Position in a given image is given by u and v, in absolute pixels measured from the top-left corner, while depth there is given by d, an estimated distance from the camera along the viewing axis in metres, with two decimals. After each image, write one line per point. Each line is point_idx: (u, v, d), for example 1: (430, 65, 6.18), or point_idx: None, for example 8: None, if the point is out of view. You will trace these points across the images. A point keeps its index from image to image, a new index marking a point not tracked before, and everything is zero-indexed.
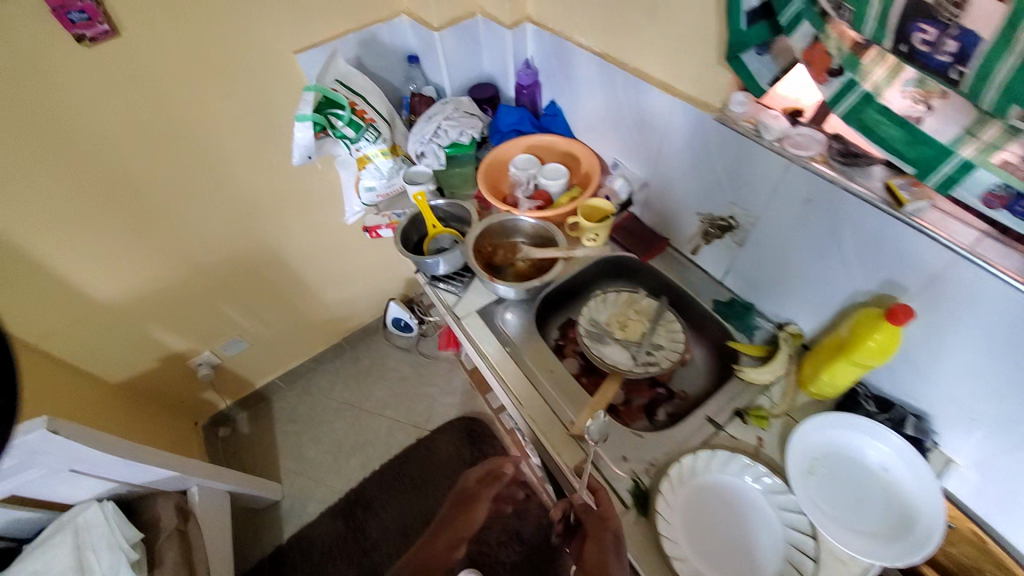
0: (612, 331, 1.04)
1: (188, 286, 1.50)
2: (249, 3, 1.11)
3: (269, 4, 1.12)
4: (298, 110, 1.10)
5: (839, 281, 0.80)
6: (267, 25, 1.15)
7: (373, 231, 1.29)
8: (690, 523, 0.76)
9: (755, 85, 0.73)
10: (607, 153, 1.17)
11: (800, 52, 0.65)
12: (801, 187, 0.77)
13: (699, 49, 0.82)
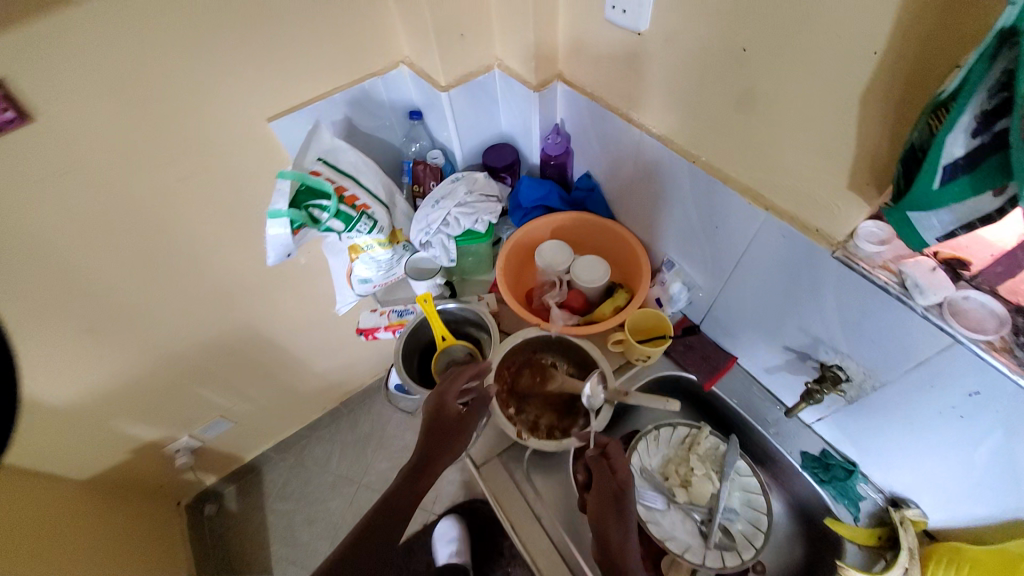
0: (670, 488, 0.83)
1: (155, 379, 1.23)
2: (209, 67, 0.84)
3: (236, 67, 0.86)
4: (271, 204, 0.86)
5: (1001, 490, 0.59)
6: (235, 89, 0.89)
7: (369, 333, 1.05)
8: None
9: (915, 241, 0.50)
10: (656, 246, 0.95)
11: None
12: (965, 375, 0.55)
13: (817, 166, 0.59)
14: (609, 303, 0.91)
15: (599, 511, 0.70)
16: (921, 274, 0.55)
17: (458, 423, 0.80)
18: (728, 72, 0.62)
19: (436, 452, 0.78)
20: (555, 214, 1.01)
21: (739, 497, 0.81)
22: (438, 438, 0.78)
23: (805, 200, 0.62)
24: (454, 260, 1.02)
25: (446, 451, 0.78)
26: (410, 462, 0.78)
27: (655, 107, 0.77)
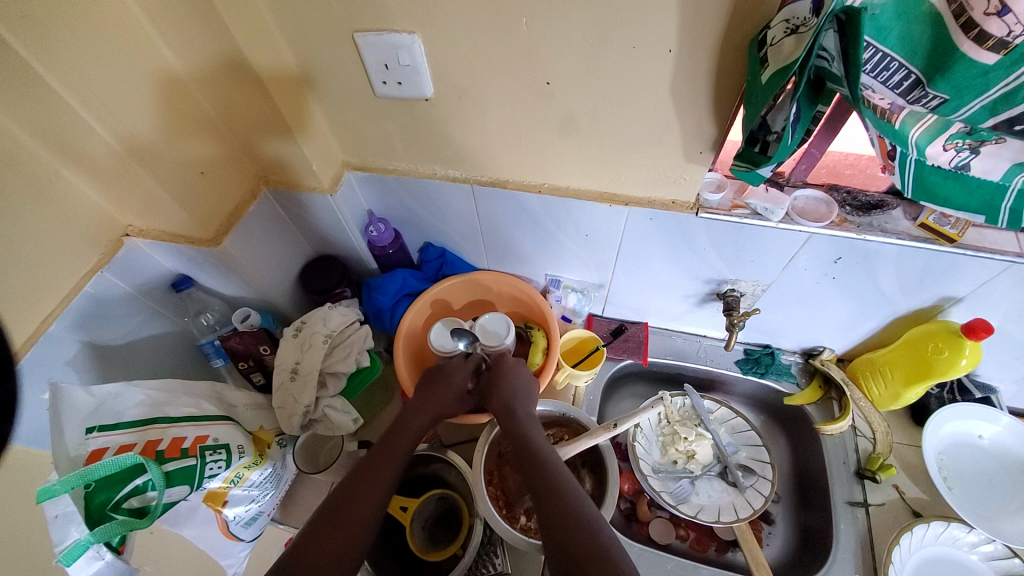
0: (683, 467, 0.87)
1: None
2: None
3: None
4: (63, 538, 0.57)
5: (875, 308, 0.77)
6: None
7: None
8: None
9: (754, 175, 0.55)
10: (533, 273, 0.93)
11: (872, 103, 0.48)
12: (828, 250, 0.68)
13: (659, 152, 0.63)
14: (536, 350, 0.86)
15: (525, 444, 0.64)
16: (764, 198, 0.66)
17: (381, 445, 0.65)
18: (545, 102, 0.60)
19: (353, 491, 0.58)
20: (421, 296, 0.89)
21: (726, 430, 0.90)
22: (359, 474, 0.60)
23: (658, 180, 0.67)
24: (358, 415, 0.81)
25: (419, 416, 0.70)
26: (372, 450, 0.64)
27: (481, 158, 0.72)
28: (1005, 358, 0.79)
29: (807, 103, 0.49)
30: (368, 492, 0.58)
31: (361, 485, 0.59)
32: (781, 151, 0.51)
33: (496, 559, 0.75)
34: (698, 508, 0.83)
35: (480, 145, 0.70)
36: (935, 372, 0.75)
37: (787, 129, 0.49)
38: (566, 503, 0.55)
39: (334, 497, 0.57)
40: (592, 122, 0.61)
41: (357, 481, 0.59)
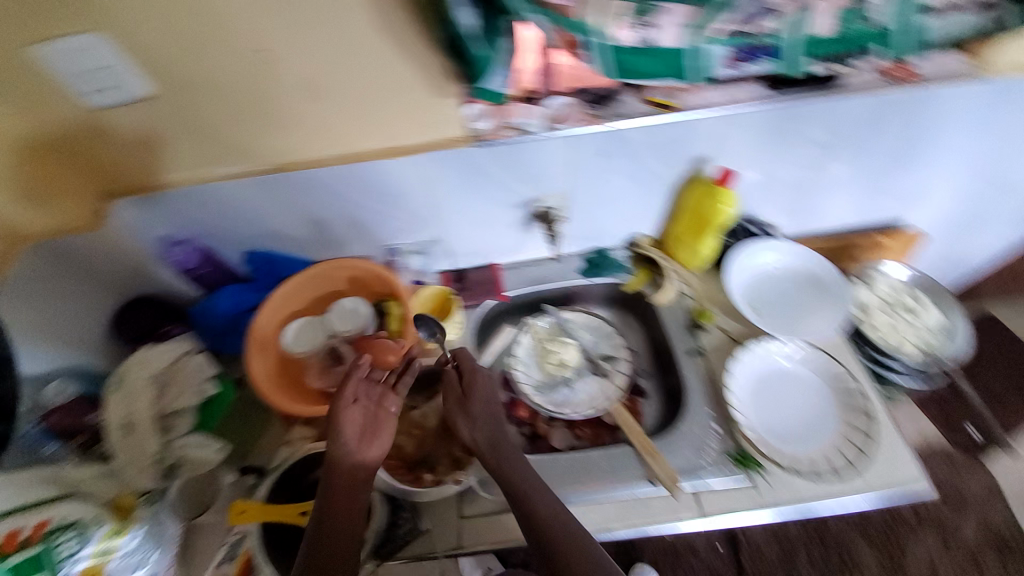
0: (559, 376, 0.94)
1: None
2: None
3: None
4: None
5: (657, 184, 0.88)
6: None
7: None
8: (762, 404, 0.83)
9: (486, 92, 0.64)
10: (369, 250, 0.94)
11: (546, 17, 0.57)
12: (590, 144, 0.78)
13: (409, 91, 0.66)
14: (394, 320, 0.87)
15: (511, 470, 0.69)
16: (523, 113, 0.72)
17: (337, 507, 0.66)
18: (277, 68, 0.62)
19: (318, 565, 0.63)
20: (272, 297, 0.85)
21: (589, 331, 0.99)
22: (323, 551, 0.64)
23: (424, 118, 0.70)
24: (222, 443, 0.81)
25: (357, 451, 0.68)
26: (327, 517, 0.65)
27: (254, 144, 0.71)
28: (764, 194, 0.95)
29: (487, 15, 0.56)
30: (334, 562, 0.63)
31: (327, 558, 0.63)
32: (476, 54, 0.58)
33: (406, 514, 0.75)
34: (577, 405, 0.91)
35: (246, 133, 0.69)
36: (715, 224, 0.88)
37: (473, 29, 0.56)
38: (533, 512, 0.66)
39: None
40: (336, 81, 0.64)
41: (328, 549, 0.64)
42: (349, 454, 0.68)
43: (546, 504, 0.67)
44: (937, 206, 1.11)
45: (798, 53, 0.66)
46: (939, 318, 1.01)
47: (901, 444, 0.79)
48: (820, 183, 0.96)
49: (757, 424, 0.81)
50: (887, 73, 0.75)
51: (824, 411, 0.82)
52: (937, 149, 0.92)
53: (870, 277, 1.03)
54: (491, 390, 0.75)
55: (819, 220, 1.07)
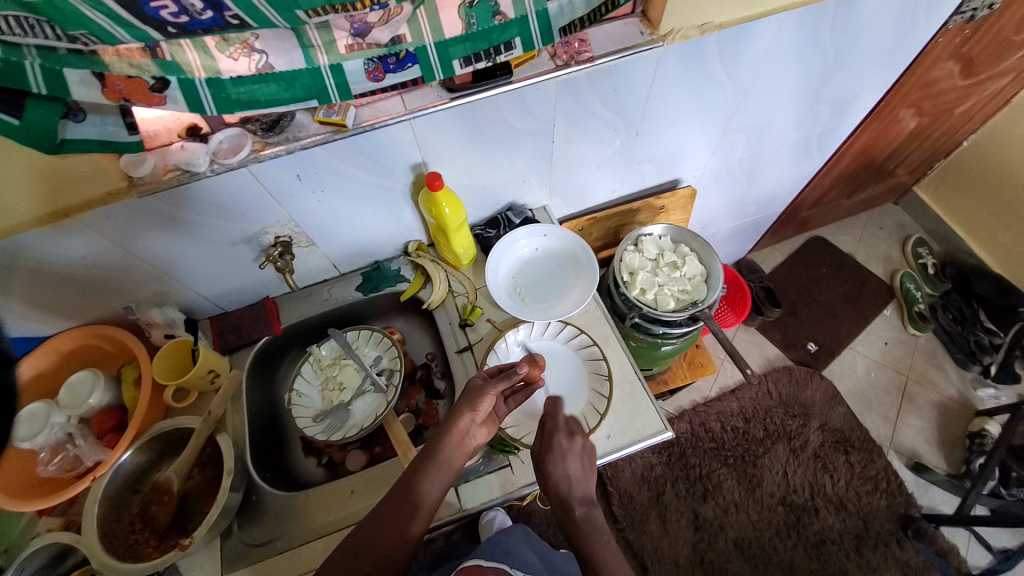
0: (339, 398, 0.94)
1: None
2: None
3: None
4: None
5: (392, 196, 0.88)
6: None
7: None
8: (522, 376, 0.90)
9: (122, 146, 0.63)
10: (107, 312, 0.89)
11: (105, 93, 0.55)
12: (284, 172, 0.75)
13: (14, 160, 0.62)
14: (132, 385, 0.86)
15: (561, 499, 0.71)
16: (182, 155, 0.69)
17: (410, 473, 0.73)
18: None
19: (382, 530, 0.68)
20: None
21: (372, 348, 0.99)
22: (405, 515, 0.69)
23: (65, 183, 0.67)
24: None
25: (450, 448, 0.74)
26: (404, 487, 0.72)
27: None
28: (514, 183, 0.98)
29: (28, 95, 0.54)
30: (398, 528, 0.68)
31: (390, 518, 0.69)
32: (24, 122, 0.55)
33: None
34: (355, 427, 0.91)
35: None
36: (450, 228, 0.88)
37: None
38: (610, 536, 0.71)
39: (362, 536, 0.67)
40: None
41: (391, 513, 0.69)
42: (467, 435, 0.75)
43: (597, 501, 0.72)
44: (699, 159, 1.17)
45: (443, 55, 0.66)
46: (703, 266, 1.08)
47: (642, 397, 0.86)
48: (564, 162, 0.98)
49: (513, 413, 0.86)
50: (552, 56, 0.78)
51: (571, 380, 0.89)
52: (657, 113, 0.96)
53: (636, 240, 1.11)
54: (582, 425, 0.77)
55: (588, 193, 1.12)
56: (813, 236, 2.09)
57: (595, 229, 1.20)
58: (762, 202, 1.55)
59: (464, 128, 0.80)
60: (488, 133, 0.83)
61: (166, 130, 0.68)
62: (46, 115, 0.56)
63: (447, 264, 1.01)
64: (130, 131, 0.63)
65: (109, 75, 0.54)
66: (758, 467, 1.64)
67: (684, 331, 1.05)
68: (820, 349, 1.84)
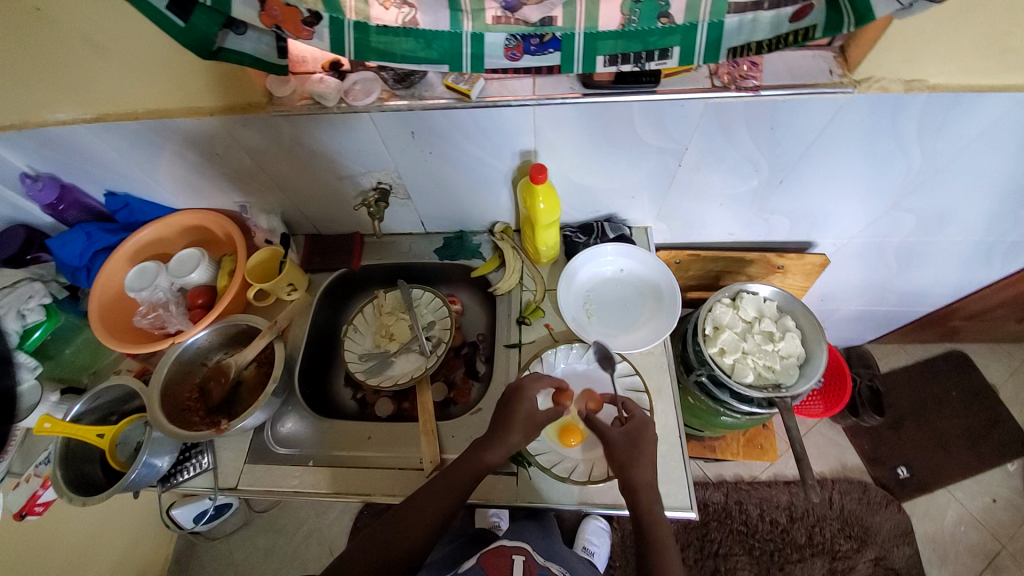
0: (386, 348, 0.98)
1: None
2: None
3: None
4: None
5: (492, 174, 0.86)
6: None
7: (32, 507, 0.94)
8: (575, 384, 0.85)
9: (270, 66, 0.66)
10: (224, 204, 1.01)
11: (262, 18, 0.57)
12: (400, 126, 0.76)
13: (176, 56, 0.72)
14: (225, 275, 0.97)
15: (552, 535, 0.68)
16: (318, 86, 0.73)
17: (450, 471, 0.74)
18: (59, 26, 0.69)
19: (416, 514, 0.72)
20: (127, 248, 0.96)
21: (429, 310, 1.01)
22: (435, 508, 0.72)
23: (212, 84, 0.76)
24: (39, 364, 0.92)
25: (469, 462, 0.74)
26: (440, 477, 0.74)
27: (85, 84, 0.77)
28: (623, 196, 0.91)
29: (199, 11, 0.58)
30: (423, 518, 0.71)
31: (423, 508, 0.72)
32: (187, 25, 0.59)
33: (204, 458, 0.87)
34: (391, 379, 0.95)
35: (67, 84, 0.78)
36: (540, 222, 0.85)
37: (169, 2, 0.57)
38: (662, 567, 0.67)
39: (399, 513, 0.73)
40: (122, 48, 0.73)
41: (428, 503, 0.72)
42: (481, 449, 0.74)
43: (648, 526, 0.68)
44: (844, 228, 0.99)
45: (589, 48, 0.60)
46: (803, 348, 0.93)
47: (678, 467, 0.78)
48: (684, 189, 0.89)
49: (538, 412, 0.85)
50: (712, 74, 0.69)
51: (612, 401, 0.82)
52: (813, 166, 0.82)
53: (735, 295, 0.99)
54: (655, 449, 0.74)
55: (697, 229, 1.01)
56: (954, 349, 1.73)
57: (691, 268, 1.10)
58: (905, 294, 1.30)
59: (590, 129, 0.75)
60: (612, 138, 0.77)
61: (312, 59, 0.74)
62: (207, 25, 0.59)
63: (526, 257, 0.99)
64: (279, 55, 0.67)
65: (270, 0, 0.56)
66: (784, 573, 1.46)
67: (753, 412, 0.93)
68: (910, 477, 1.56)
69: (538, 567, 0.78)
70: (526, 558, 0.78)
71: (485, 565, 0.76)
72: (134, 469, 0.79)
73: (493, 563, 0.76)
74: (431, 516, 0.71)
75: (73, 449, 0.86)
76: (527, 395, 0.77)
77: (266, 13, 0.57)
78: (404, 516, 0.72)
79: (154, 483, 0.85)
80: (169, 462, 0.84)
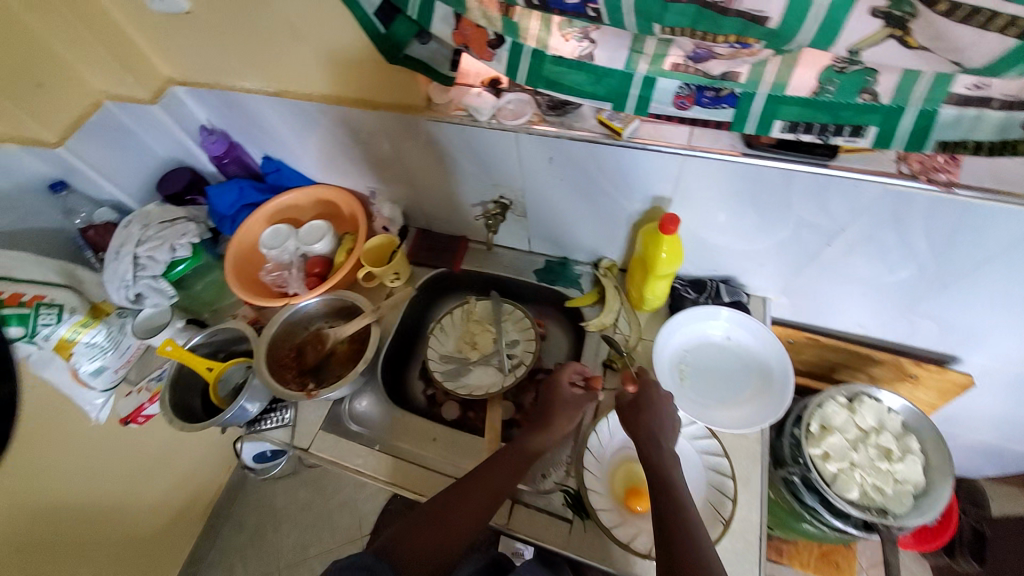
0: (467, 355, 1.00)
1: None
2: None
3: None
4: None
5: (616, 212, 0.84)
6: None
7: (136, 415, 1.08)
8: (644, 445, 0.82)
9: (439, 75, 0.70)
10: (355, 185, 1.09)
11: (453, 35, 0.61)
12: (541, 149, 0.76)
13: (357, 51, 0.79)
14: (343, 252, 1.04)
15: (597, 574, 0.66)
16: (475, 101, 0.75)
17: (500, 456, 0.77)
18: (271, 10, 0.78)
19: (464, 495, 0.72)
20: (267, 209, 1.06)
21: (516, 327, 1.01)
22: (479, 489, 0.73)
23: (379, 81, 0.81)
24: (175, 294, 1.06)
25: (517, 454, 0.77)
26: (489, 463, 0.76)
27: (275, 62, 0.86)
28: (750, 262, 0.85)
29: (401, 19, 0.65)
30: (472, 499, 0.72)
31: (469, 485, 0.73)
32: (387, 31, 0.66)
33: (286, 413, 0.94)
34: (466, 387, 0.96)
35: (261, 60, 0.87)
36: (656, 272, 0.81)
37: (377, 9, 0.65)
38: (691, 537, 0.60)
39: (448, 495, 0.72)
40: (314, 37, 0.80)
41: (475, 484, 0.74)
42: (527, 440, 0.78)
43: (665, 500, 0.65)
44: (1007, 353, 0.85)
45: (770, 109, 0.56)
46: (925, 479, 0.80)
47: (751, 570, 0.70)
48: (821, 270, 0.81)
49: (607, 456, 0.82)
50: (900, 159, 0.62)
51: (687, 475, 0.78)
52: (992, 278, 0.70)
53: (853, 396, 0.88)
54: (667, 403, 0.74)
55: (822, 312, 0.91)
56: None
57: (802, 350, 1.00)
58: None
59: (739, 190, 0.71)
60: (758, 204, 0.72)
61: (475, 74, 0.76)
62: (404, 30, 0.66)
63: (627, 300, 0.95)
64: (451, 67, 0.70)
65: (465, 20, 0.59)
66: None
67: (847, 533, 0.82)
68: None
69: None
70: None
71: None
72: (230, 408, 0.87)
73: None
74: (477, 496, 0.72)
75: (185, 373, 0.97)
76: (560, 386, 0.82)
77: (459, 32, 0.60)
78: (452, 496, 0.72)
79: (241, 423, 0.93)
80: (258, 409, 0.92)
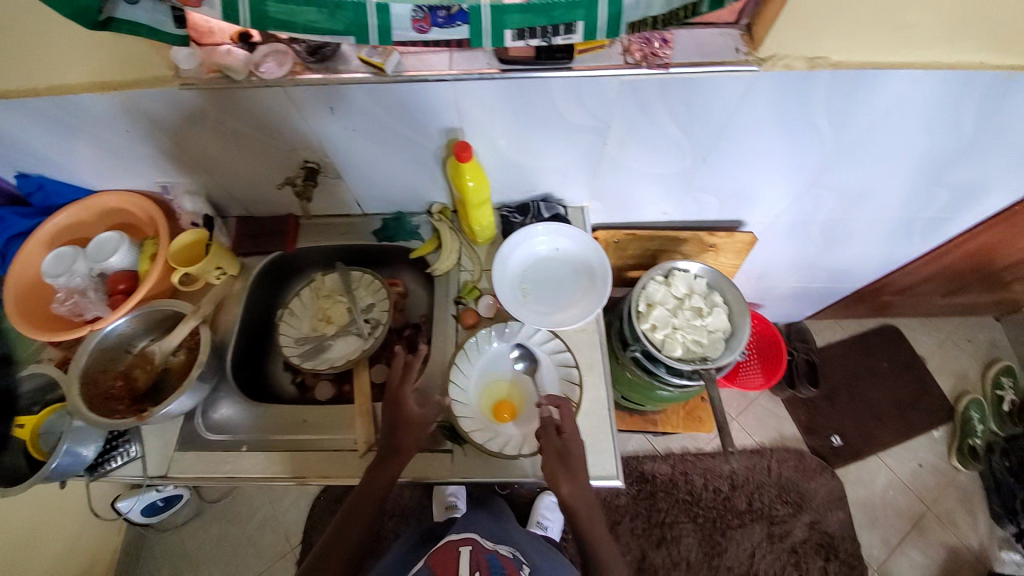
0: (323, 332, 0.97)
1: None
2: None
3: None
4: None
5: (421, 153, 0.85)
6: None
7: None
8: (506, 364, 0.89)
9: (167, 36, 0.64)
10: (146, 186, 0.97)
11: None
12: (320, 101, 0.74)
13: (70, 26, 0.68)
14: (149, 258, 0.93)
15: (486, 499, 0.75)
16: (226, 59, 0.71)
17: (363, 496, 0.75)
18: None
19: (337, 542, 0.73)
20: (42, 233, 0.91)
21: (367, 291, 1.00)
22: (351, 535, 0.74)
23: (113, 57, 0.72)
24: None
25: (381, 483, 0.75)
26: (352, 504, 0.75)
27: None
28: (556, 175, 0.92)
29: None
30: (348, 541, 0.73)
31: (340, 536, 0.74)
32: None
33: (132, 446, 0.85)
34: (326, 362, 0.94)
35: None
36: (471, 202, 0.85)
37: None
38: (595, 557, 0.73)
39: (325, 540, 0.74)
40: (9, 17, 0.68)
41: (347, 527, 0.74)
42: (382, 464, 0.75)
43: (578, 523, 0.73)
44: (770, 206, 1.03)
45: (497, 22, 0.59)
46: (730, 323, 0.97)
47: (606, 437, 0.81)
48: (614, 169, 0.90)
49: (469, 385, 0.86)
50: (626, 51, 0.70)
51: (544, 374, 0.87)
52: (734, 143, 0.84)
53: (667, 272, 1.02)
54: (580, 454, 0.75)
55: (632, 208, 1.03)
56: (885, 324, 1.83)
57: (629, 247, 1.12)
58: (835, 270, 1.37)
59: (515, 107, 0.75)
60: (536, 117, 0.77)
61: (219, 30, 0.71)
62: None
63: (464, 238, 0.99)
64: (177, 24, 0.64)
65: None
66: (726, 537, 1.54)
67: (685, 384, 0.96)
68: (842, 444, 1.66)
69: (485, 551, 0.82)
70: (473, 547, 0.83)
71: (434, 564, 0.80)
72: (52, 459, 0.76)
73: (441, 560, 0.80)
74: (349, 540, 0.73)
75: None
76: (409, 405, 0.77)
77: None
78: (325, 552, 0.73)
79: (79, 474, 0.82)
80: (95, 452, 0.82)
